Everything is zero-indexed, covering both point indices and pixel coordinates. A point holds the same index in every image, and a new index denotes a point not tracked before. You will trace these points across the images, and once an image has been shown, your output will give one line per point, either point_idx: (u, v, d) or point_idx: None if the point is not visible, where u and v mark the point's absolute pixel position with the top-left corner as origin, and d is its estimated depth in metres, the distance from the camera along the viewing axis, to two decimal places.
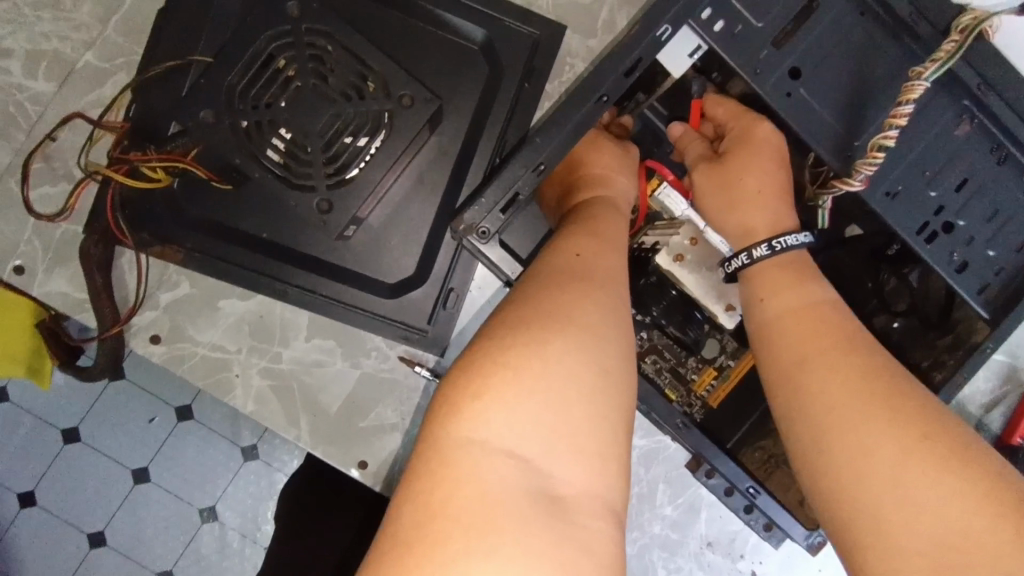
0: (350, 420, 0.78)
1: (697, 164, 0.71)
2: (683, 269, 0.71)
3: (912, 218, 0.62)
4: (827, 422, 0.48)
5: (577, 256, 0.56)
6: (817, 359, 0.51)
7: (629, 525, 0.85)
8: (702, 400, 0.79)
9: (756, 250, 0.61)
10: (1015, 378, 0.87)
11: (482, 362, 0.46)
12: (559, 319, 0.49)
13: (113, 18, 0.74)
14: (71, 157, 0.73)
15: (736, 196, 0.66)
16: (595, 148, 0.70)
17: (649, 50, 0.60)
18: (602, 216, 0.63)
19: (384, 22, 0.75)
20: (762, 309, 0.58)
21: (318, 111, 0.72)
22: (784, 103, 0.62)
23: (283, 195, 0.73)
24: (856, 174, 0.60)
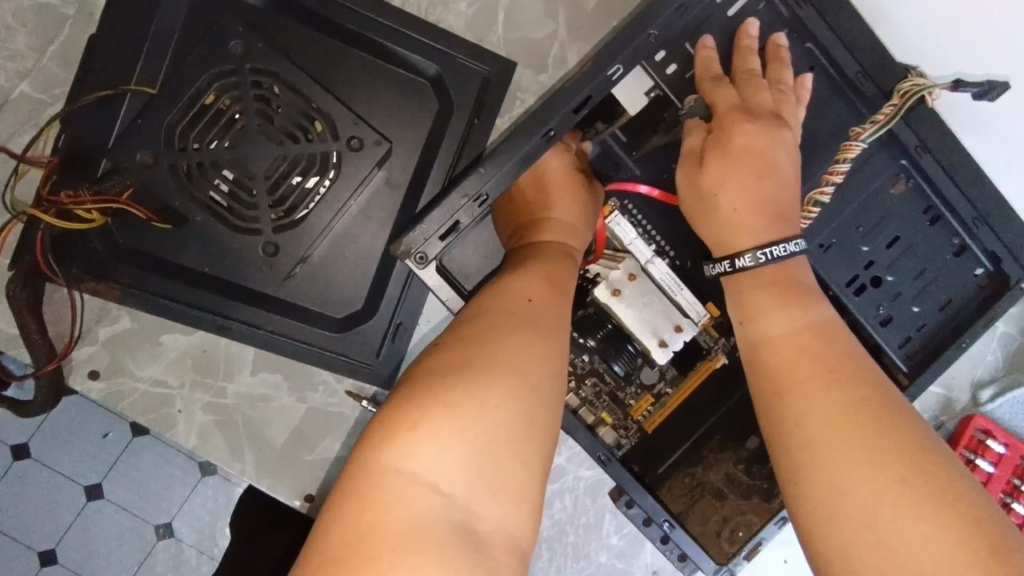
0: (294, 454, 0.78)
1: (686, 158, 0.61)
2: (619, 303, 0.70)
3: (843, 271, 0.64)
4: (811, 440, 0.46)
5: (527, 299, 0.55)
6: (809, 377, 0.48)
7: (576, 554, 0.86)
8: (637, 425, 0.80)
9: (740, 257, 0.56)
10: (950, 409, 0.91)
11: (425, 394, 0.46)
12: (493, 359, 0.49)
13: (52, 47, 0.73)
14: (5, 191, 0.72)
15: (713, 202, 0.58)
16: (557, 189, 0.69)
17: (600, 88, 0.59)
18: (553, 257, 0.63)
19: (333, 56, 0.74)
20: (752, 327, 0.54)
21: (263, 152, 0.73)
22: None
23: (225, 235, 0.73)
24: None
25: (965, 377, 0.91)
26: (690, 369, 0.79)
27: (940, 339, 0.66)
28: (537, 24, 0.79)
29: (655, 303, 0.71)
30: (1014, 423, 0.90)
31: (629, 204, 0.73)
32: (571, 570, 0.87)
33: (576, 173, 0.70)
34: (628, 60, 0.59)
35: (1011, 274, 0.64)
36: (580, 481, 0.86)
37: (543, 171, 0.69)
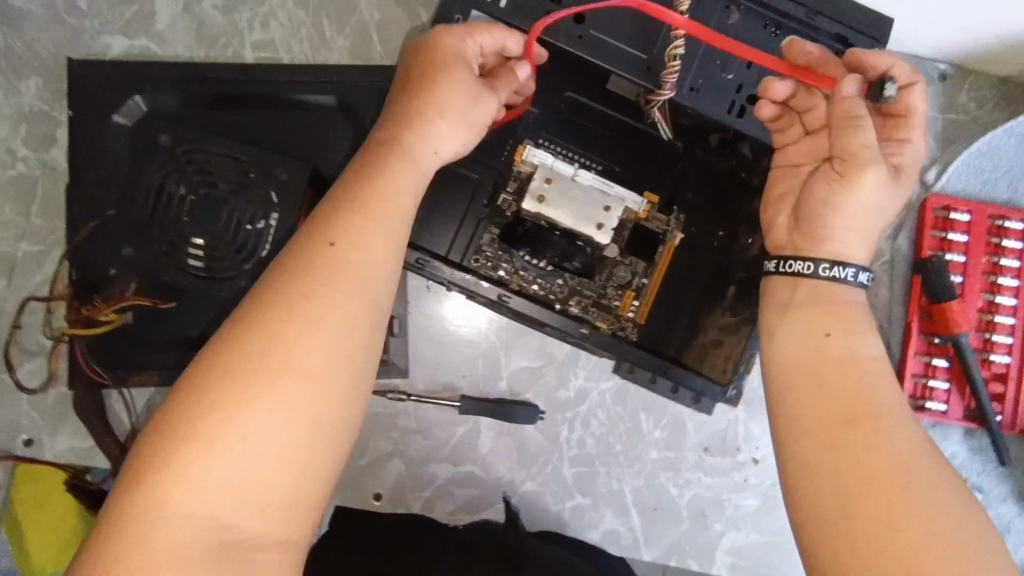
0: (352, 462, 0.90)
1: (873, 159, 0.61)
2: (550, 207, 0.80)
3: (718, 102, 0.72)
4: (823, 466, 0.54)
5: (331, 245, 0.54)
6: (841, 414, 0.55)
7: (629, 459, 0.92)
8: (632, 321, 0.87)
9: (863, 273, 0.61)
10: (906, 201, 0.95)
11: (223, 363, 0.49)
12: (295, 340, 0.51)
13: (34, 206, 0.85)
14: (39, 334, 0.84)
15: (874, 220, 0.62)
16: (440, 75, 0.64)
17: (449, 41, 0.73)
18: (386, 178, 0.59)
19: (255, 122, 0.87)
20: (814, 341, 0.59)
21: (214, 214, 0.79)
22: (579, 45, 0.70)
23: (215, 289, 0.80)
24: (664, 84, 0.69)
25: (906, 167, 0.96)
26: (656, 254, 0.87)
27: None
28: (406, 29, 0.92)
29: (579, 196, 0.80)
30: (969, 192, 0.95)
31: (544, 139, 0.88)
32: (632, 476, 0.92)
33: (464, 63, 0.65)
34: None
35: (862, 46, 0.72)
36: (605, 394, 0.93)
37: (436, 52, 0.65)
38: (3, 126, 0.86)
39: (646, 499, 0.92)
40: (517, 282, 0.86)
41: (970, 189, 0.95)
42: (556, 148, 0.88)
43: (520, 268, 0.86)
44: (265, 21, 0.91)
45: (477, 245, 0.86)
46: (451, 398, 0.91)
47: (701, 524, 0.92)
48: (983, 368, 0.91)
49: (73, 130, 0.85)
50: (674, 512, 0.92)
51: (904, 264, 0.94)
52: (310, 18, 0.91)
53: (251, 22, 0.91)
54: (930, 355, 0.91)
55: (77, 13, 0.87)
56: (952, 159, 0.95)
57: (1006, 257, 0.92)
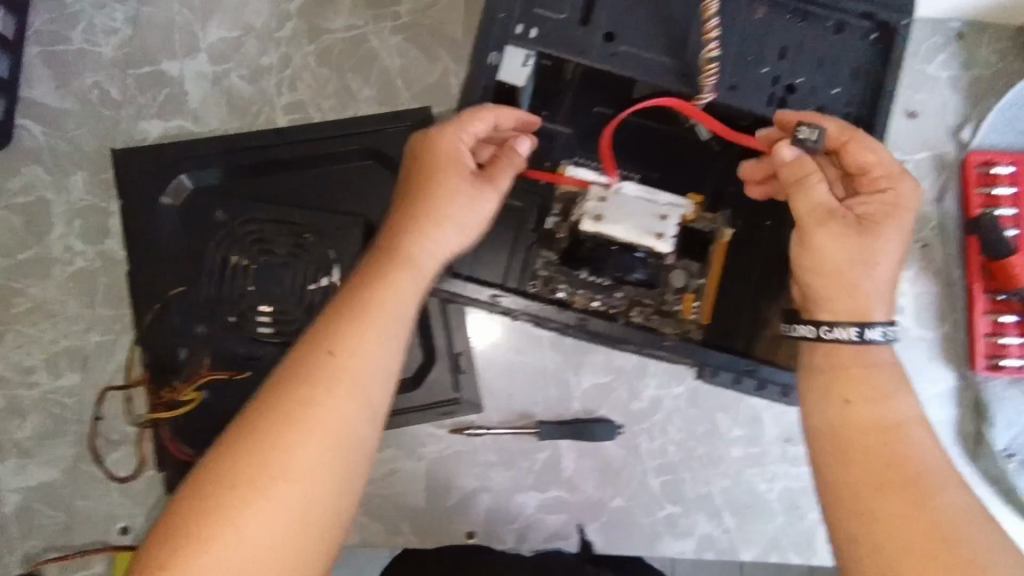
0: (440, 503, 0.90)
1: (828, 216, 0.64)
2: (608, 225, 0.79)
3: (758, 97, 0.72)
4: (868, 539, 0.56)
5: (330, 354, 0.59)
6: (876, 483, 0.57)
7: (713, 461, 0.92)
8: (696, 322, 0.86)
9: (870, 329, 0.62)
10: (945, 163, 0.95)
11: (228, 468, 0.53)
12: (295, 445, 0.55)
13: (97, 298, 0.87)
14: (120, 423, 0.84)
15: (863, 274, 0.63)
16: (441, 176, 0.68)
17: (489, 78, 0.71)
18: (383, 284, 0.64)
19: (293, 183, 0.88)
20: (836, 408, 0.61)
21: (278, 279, 0.82)
22: (613, 63, 0.71)
23: (286, 354, 0.82)
24: (704, 88, 0.69)
25: (940, 130, 0.96)
26: (708, 255, 0.87)
27: (871, 104, 0.72)
28: (427, 71, 0.93)
29: (635, 210, 0.80)
30: (1008, 144, 0.94)
31: (580, 159, 0.89)
32: (719, 476, 0.92)
33: (464, 161, 0.68)
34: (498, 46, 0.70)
35: (891, 22, 0.71)
36: (678, 400, 0.93)
37: (435, 154, 0.68)
38: (58, 225, 0.88)
39: (737, 498, 0.92)
40: (579, 301, 0.85)
41: (1009, 141, 0.94)
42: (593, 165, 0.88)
43: (579, 288, 0.85)
44: (292, 84, 0.93)
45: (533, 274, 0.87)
46: (529, 426, 0.91)
47: (795, 516, 0.91)
48: None
49: (127, 218, 0.87)
50: (767, 507, 0.91)
51: (956, 225, 0.94)
52: (334, 74, 0.93)
53: (278, 87, 0.92)
54: (998, 312, 0.90)
55: (112, 105, 0.90)
56: (985, 114, 0.95)
57: None
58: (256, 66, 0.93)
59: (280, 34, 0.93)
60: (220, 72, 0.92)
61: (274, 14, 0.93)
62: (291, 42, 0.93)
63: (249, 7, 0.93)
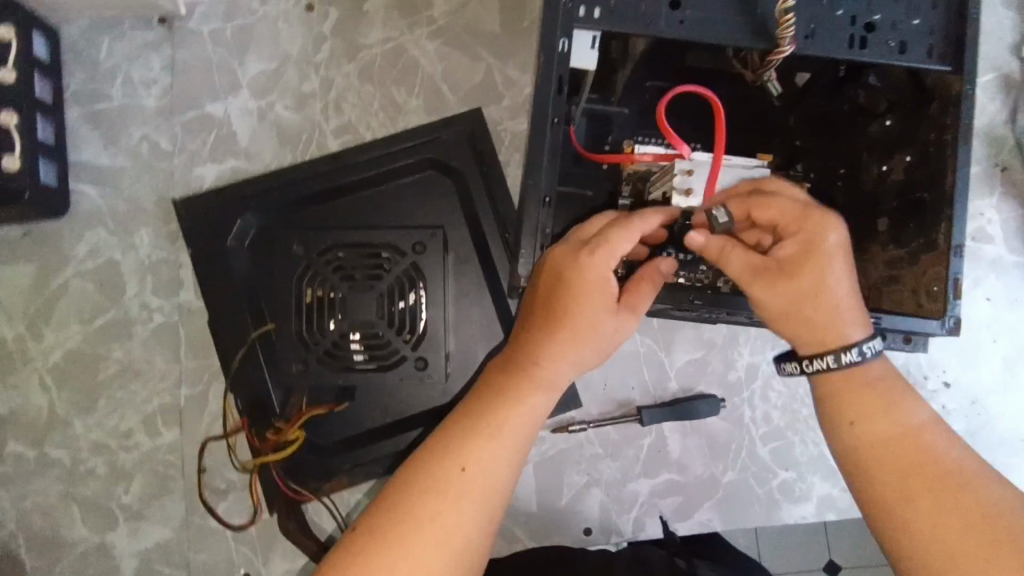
0: (552, 504, 0.89)
1: (754, 274, 0.63)
2: (700, 198, 0.73)
3: (837, 41, 0.69)
4: (916, 548, 0.55)
5: (462, 470, 0.60)
6: (905, 492, 0.57)
7: (821, 420, 0.90)
8: None
9: (846, 354, 0.60)
10: (1012, 81, 0.92)
11: (355, 571, 0.54)
12: (414, 549, 0.56)
13: (182, 350, 0.86)
14: (225, 471, 0.84)
15: (823, 306, 0.61)
16: (583, 292, 0.65)
17: (563, 65, 0.68)
18: (509, 398, 0.64)
19: (356, 208, 0.88)
20: (845, 432, 0.61)
21: (366, 303, 0.84)
22: (682, 30, 0.69)
23: (384, 375, 0.84)
24: (783, 41, 0.67)
25: (1000, 48, 0.93)
26: None
27: (953, 30, 0.70)
28: (471, 72, 0.92)
29: (725, 177, 0.74)
30: None
31: (642, 136, 0.90)
32: None
33: (607, 277, 0.65)
34: (566, 30, 0.67)
35: None
36: (775, 364, 0.91)
37: (580, 278, 0.64)
38: (131, 283, 0.87)
39: None
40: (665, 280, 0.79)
41: None
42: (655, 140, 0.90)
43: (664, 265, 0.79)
44: (338, 106, 0.91)
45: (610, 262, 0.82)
46: (631, 413, 0.89)
47: None
48: None
49: (199, 266, 0.86)
50: None
51: None
52: (378, 90, 0.92)
53: (325, 112, 0.91)
54: None
55: (165, 155, 0.90)
56: None
57: None
58: (299, 94, 0.91)
59: (318, 58, 0.92)
60: (265, 106, 0.91)
61: (309, 38, 0.92)
62: (331, 64, 0.92)
63: (283, 35, 0.92)
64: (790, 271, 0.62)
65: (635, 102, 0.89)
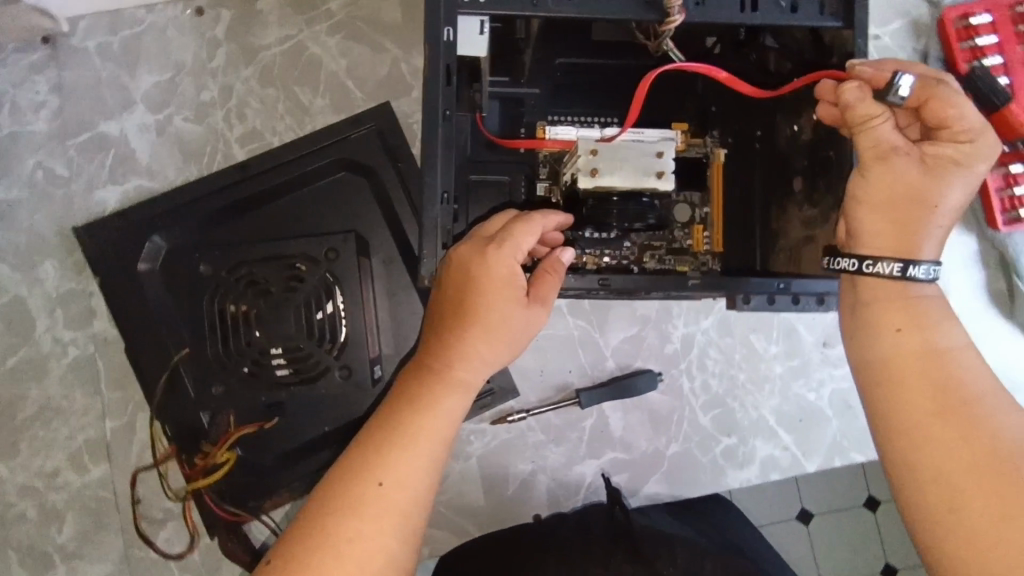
0: (500, 494, 0.89)
1: (889, 153, 0.57)
2: (606, 175, 0.72)
3: (728, 5, 0.68)
4: (926, 469, 0.50)
5: (378, 486, 0.59)
6: (931, 410, 0.51)
7: (758, 383, 0.91)
8: (710, 253, 0.84)
9: (914, 266, 0.55)
10: (921, 27, 0.92)
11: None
12: (326, 562, 0.55)
13: (102, 382, 0.83)
14: (159, 500, 0.82)
15: (918, 222, 0.56)
16: (488, 289, 0.65)
17: (449, 54, 0.66)
18: (424, 402, 0.64)
19: (270, 219, 0.86)
20: (887, 339, 0.55)
21: (282, 318, 0.78)
22: (571, 7, 0.67)
23: (311, 389, 0.80)
24: (672, 10, 0.65)
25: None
26: (706, 180, 0.85)
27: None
28: (376, 65, 0.89)
29: (630, 152, 0.73)
30: None
31: (555, 115, 0.89)
32: (767, 398, 0.91)
33: (509, 269, 0.66)
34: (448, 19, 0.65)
35: None
36: (709, 333, 0.91)
37: (487, 275, 0.65)
38: (41, 319, 0.84)
39: (789, 414, 0.91)
40: (591, 261, 0.82)
41: None
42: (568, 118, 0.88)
43: (587, 247, 0.82)
44: (240, 113, 0.88)
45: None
46: (569, 397, 0.89)
47: (850, 416, 0.91)
48: None
49: (110, 294, 0.83)
50: (820, 415, 0.91)
51: None
52: (281, 92, 0.88)
53: (228, 121, 0.87)
54: (1005, 165, 0.89)
55: (62, 181, 0.86)
56: None
57: None
58: (198, 104, 0.87)
59: (214, 64, 0.88)
60: (162, 120, 0.87)
61: (202, 44, 0.88)
62: (228, 70, 0.88)
63: (174, 44, 0.88)
64: (947, 160, 0.56)
65: (543, 83, 0.88)
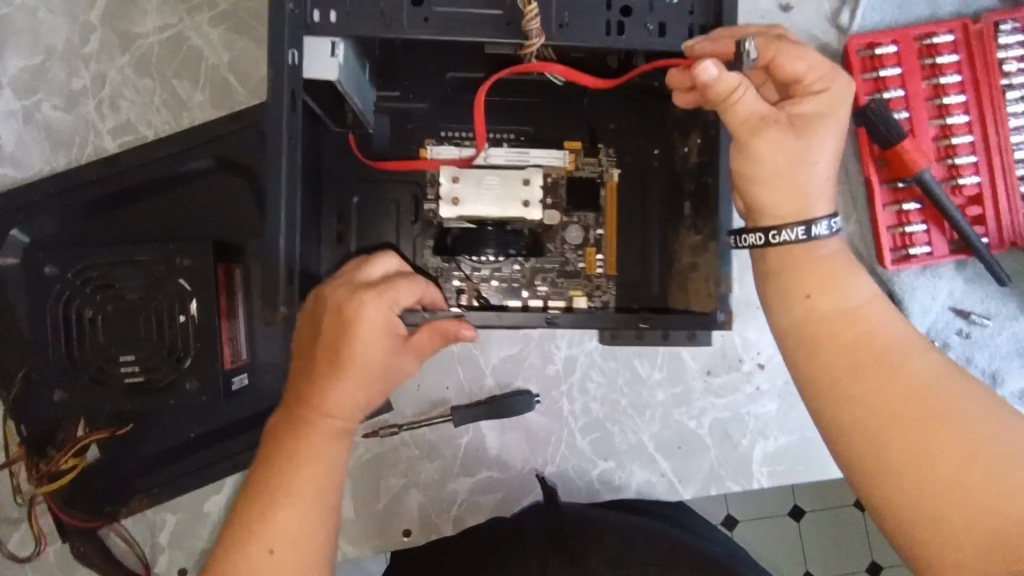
0: (371, 506, 0.88)
1: (764, 125, 0.57)
2: (469, 205, 0.76)
3: (594, 26, 0.64)
4: (848, 421, 0.53)
5: (269, 553, 0.55)
6: (848, 366, 0.54)
7: (638, 408, 0.90)
8: (604, 277, 0.81)
9: (816, 226, 0.57)
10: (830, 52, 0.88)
11: None
12: None
13: None
14: (11, 500, 0.80)
15: (804, 177, 0.58)
16: (364, 339, 0.60)
17: (295, 79, 0.61)
18: (303, 448, 0.59)
19: (143, 217, 0.83)
20: (798, 305, 0.57)
21: (131, 325, 0.73)
22: (428, 28, 0.64)
23: (159, 400, 0.74)
24: (531, 32, 0.62)
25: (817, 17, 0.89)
26: (600, 201, 0.81)
27: (715, 15, 0.65)
28: (259, 60, 0.85)
29: (493, 182, 0.76)
30: (889, 20, 0.88)
31: (445, 130, 0.82)
32: (647, 423, 0.90)
33: (388, 322, 0.61)
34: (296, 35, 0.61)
35: None
36: (593, 354, 0.90)
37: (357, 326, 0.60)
38: None
39: (668, 440, 0.90)
40: (473, 290, 0.80)
41: (889, 18, 0.88)
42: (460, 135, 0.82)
43: (472, 270, 0.80)
44: (113, 103, 0.84)
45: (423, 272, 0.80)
46: (445, 413, 0.88)
47: (729, 445, 0.90)
48: (956, 196, 0.87)
49: None
50: (699, 443, 0.90)
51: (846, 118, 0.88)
52: (156, 84, 0.84)
53: (100, 110, 0.84)
54: (899, 202, 0.87)
55: None
56: None
57: (945, 76, 0.86)
58: (69, 92, 0.83)
59: (87, 51, 0.84)
60: (30, 106, 0.83)
61: (75, 28, 0.83)
62: (102, 56, 0.84)
63: (45, 27, 0.83)
64: (808, 117, 0.58)
65: (430, 93, 0.81)
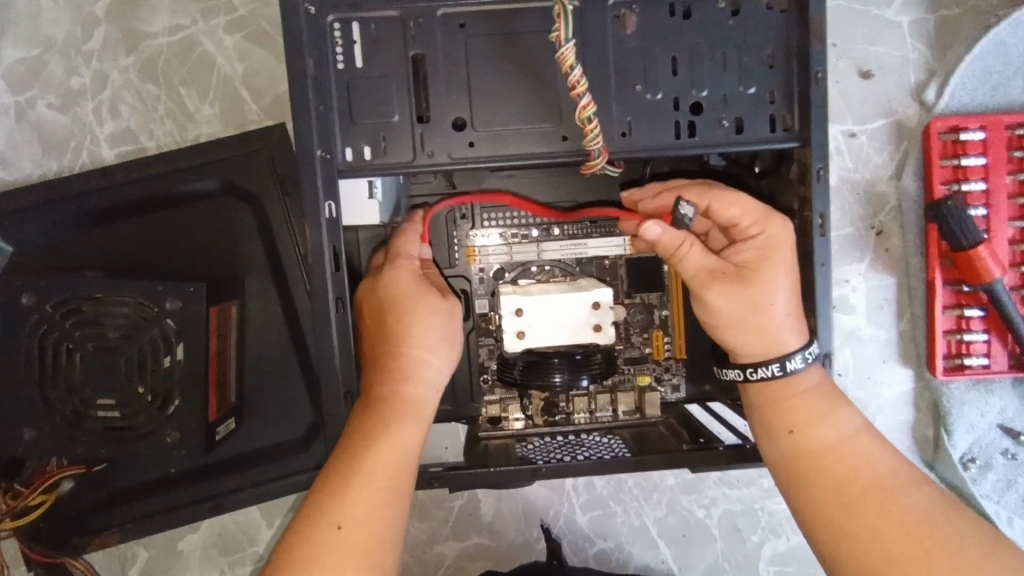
0: None
1: (711, 277, 0.54)
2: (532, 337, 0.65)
3: (659, 130, 0.56)
4: (850, 567, 0.48)
5: (336, 529, 0.49)
6: (840, 507, 0.49)
7: (645, 489, 0.85)
8: (673, 359, 0.74)
9: (791, 360, 0.53)
10: (905, 130, 0.79)
11: None
12: None
13: None
14: None
15: (763, 318, 0.53)
16: (407, 299, 0.56)
17: (334, 233, 0.55)
18: (370, 426, 0.52)
19: (137, 239, 0.77)
20: (784, 440, 0.53)
21: (110, 366, 0.68)
22: (472, 155, 0.56)
23: (136, 446, 0.69)
24: (592, 153, 0.54)
25: (899, 89, 0.79)
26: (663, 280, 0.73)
27: (801, 110, 0.56)
28: (275, 75, 0.76)
29: (556, 303, 0.65)
30: (980, 102, 0.79)
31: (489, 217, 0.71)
32: (652, 507, 0.84)
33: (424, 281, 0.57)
34: (319, 92, 0.54)
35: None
36: None
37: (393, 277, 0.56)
38: None
39: (673, 527, 0.84)
40: (538, 395, 0.73)
41: (980, 100, 0.79)
42: (502, 219, 0.71)
43: None
44: (113, 108, 0.76)
45: (478, 366, 0.73)
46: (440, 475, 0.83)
47: (737, 539, 0.85)
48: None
49: None
50: (705, 534, 0.84)
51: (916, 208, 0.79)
52: (162, 91, 0.76)
53: (97, 114, 0.76)
54: (961, 306, 0.79)
55: None
56: (954, 66, 0.78)
57: None
58: (66, 91, 0.76)
59: (89, 47, 0.76)
60: (24, 103, 0.77)
61: (76, 21, 0.76)
62: (103, 55, 0.76)
63: (46, 16, 0.76)
64: (751, 265, 0.54)
65: (469, 182, 0.71)
